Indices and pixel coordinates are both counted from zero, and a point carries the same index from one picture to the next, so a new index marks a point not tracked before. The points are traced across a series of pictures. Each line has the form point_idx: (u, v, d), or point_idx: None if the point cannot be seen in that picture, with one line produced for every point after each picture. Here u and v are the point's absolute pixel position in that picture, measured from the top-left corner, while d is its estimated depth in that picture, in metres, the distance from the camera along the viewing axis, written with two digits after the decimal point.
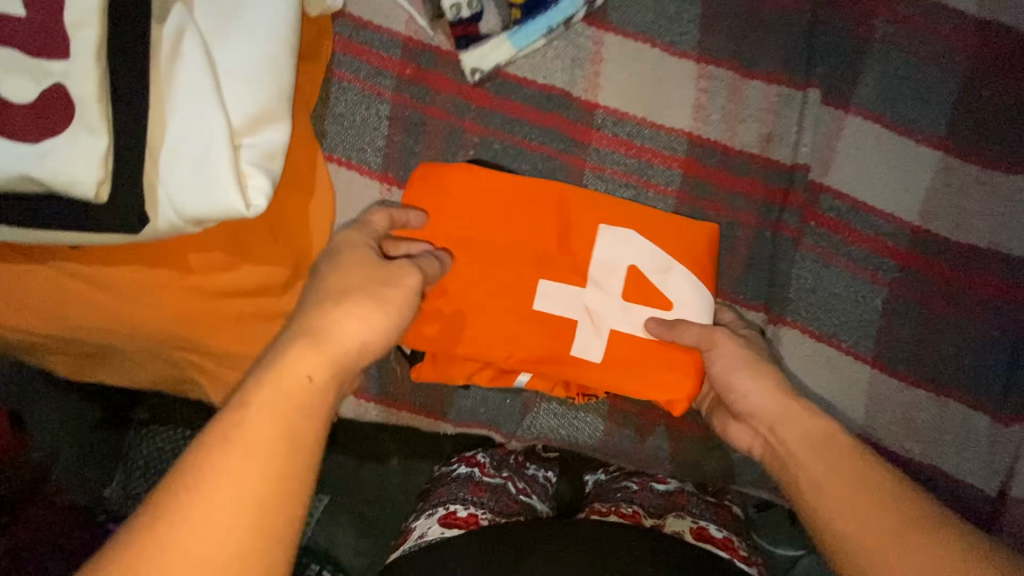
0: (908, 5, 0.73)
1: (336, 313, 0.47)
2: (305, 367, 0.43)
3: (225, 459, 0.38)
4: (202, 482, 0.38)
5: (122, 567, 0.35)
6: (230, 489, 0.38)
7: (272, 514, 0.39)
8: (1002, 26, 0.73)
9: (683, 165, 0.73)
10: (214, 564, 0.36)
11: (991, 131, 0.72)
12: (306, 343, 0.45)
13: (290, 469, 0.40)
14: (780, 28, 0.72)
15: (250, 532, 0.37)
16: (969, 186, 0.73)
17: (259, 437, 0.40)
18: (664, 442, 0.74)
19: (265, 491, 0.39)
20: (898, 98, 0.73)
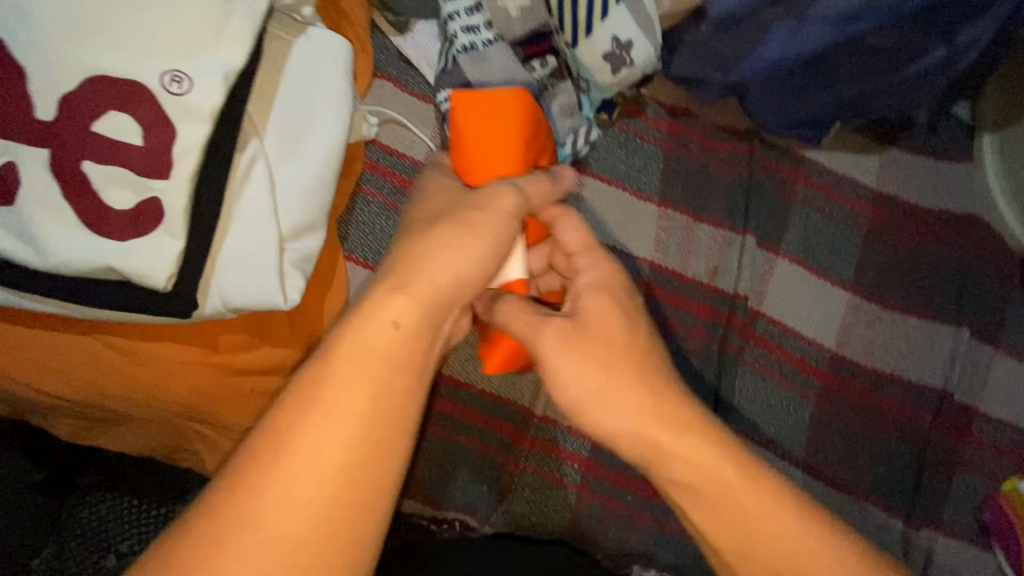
0: (822, 177, 0.94)
1: (425, 256, 0.52)
2: (391, 312, 0.50)
3: (319, 409, 0.46)
4: (297, 431, 0.45)
5: (227, 502, 0.43)
6: (321, 437, 0.45)
7: (362, 459, 0.45)
8: (892, 198, 0.94)
9: (645, 287, 0.88)
10: (311, 501, 0.43)
11: (889, 278, 0.91)
12: (395, 291, 0.50)
13: (376, 418, 0.47)
14: (723, 187, 0.92)
15: (342, 474, 0.44)
16: (874, 321, 0.89)
17: (341, 396, 0.46)
18: (624, 532, 0.82)
19: (355, 438, 0.45)
20: (816, 248, 0.91)
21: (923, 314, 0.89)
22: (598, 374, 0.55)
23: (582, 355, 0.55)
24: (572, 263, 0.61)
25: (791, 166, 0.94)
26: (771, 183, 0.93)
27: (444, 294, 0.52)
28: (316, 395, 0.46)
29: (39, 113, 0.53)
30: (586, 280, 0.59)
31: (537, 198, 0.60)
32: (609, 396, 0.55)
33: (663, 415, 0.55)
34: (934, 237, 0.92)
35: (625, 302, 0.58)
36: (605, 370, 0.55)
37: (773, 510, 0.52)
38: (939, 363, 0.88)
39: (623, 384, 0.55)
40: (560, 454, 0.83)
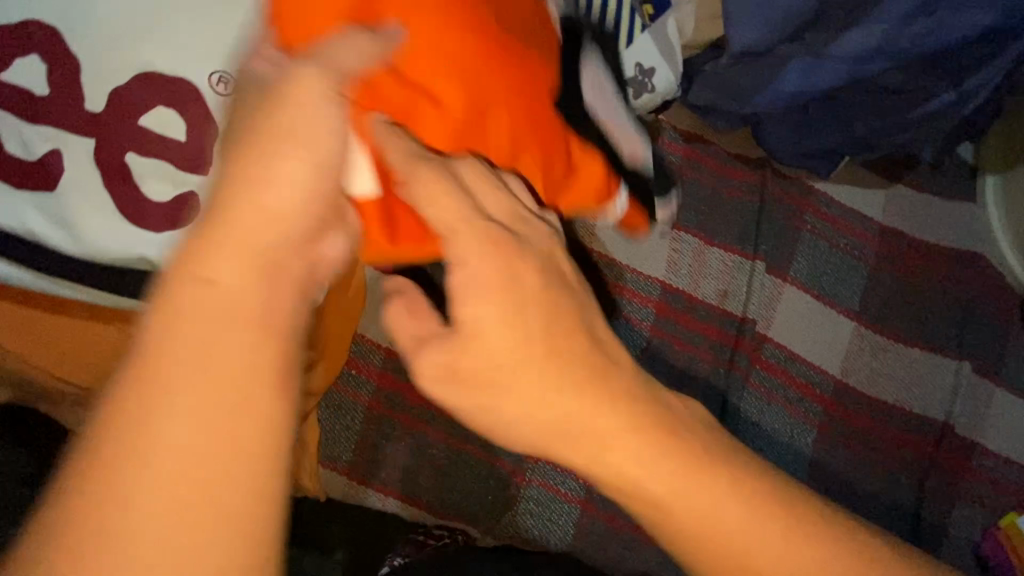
0: (830, 209, 0.97)
1: (267, 181, 0.35)
2: (211, 261, 0.33)
3: (134, 424, 0.29)
4: (109, 462, 0.29)
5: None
6: (145, 462, 0.29)
7: (222, 475, 0.30)
8: (897, 232, 0.97)
9: (656, 306, 0.89)
10: (157, 551, 0.28)
11: (894, 309, 0.93)
12: (216, 235, 0.34)
13: (232, 416, 0.31)
14: (733, 213, 0.94)
15: (194, 502, 0.29)
16: (878, 351, 0.91)
17: (166, 398, 0.30)
18: (625, 550, 0.82)
19: (202, 450, 0.30)
20: (823, 277, 0.93)
21: (924, 346, 0.91)
22: (518, 361, 0.41)
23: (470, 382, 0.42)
24: (444, 252, 0.42)
25: (800, 196, 0.97)
26: (781, 211, 0.95)
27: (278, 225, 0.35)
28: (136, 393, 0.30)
29: (88, 104, 0.54)
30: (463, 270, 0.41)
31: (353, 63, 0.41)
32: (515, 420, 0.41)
33: (575, 439, 0.41)
34: (937, 271, 0.95)
35: (514, 301, 0.41)
36: (506, 385, 0.41)
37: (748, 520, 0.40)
38: (940, 396, 0.89)
39: (536, 394, 0.40)
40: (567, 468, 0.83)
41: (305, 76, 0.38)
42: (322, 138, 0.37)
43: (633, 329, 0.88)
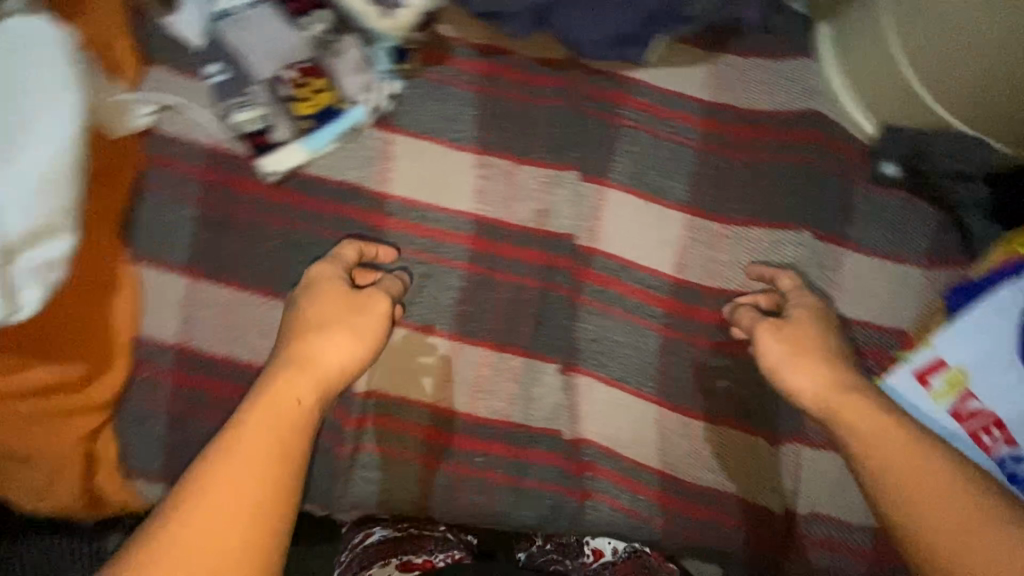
0: (650, 96, 0.89)
1: (321, 343, 0.69)
2: (299, 394, 0.65)
3: (232, 471, 0.58)
4: (211, 492, 0.56)
5: (149, 546, 0.54)
6: (228, 491, 0.57)
7: (274, 508, 0.58)
8: (727, 106, 0.89)
9: (470, 241, 0.83)
10: (228, 548, 0.54)
11: (730, 190, 0.86)
12: (295, 370, 0.66)
13: (283, 473, 0.60)
14: (546, 123, 0.87)
15: (253, 520, 0.56)
16: (715, 240, 0.84)
17: (257, 455, 0.59)
18: (478, 497, 0.82)
19: (262, 491, 0.58)
20: (647, 173, 0.86)
21: (766, 223, 0.85)
22: (793, 342, 0.73)
23: (785, 338, 0.74)
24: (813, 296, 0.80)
25: (617, 89, 0.89)
26: (597, 110, 0.88)
27: (334, 369, 0.68)
28: (239, 433, 0.61)
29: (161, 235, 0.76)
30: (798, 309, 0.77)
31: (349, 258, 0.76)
32: (791, 368, 0.72)
33: (836, 405, 0.69)
34: (775, 140, 0.88)
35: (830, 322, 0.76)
36: (797, 356, 0.72)
37: (946, 494, 0.60)
38: (788, 271, 0.83)
39: (810, 369, 0.71)
40: (401, 424, 0.81)
41: (321, 269, 0.74)
42: (361, 301, 0.72)
43: (445, 271, 0.82)
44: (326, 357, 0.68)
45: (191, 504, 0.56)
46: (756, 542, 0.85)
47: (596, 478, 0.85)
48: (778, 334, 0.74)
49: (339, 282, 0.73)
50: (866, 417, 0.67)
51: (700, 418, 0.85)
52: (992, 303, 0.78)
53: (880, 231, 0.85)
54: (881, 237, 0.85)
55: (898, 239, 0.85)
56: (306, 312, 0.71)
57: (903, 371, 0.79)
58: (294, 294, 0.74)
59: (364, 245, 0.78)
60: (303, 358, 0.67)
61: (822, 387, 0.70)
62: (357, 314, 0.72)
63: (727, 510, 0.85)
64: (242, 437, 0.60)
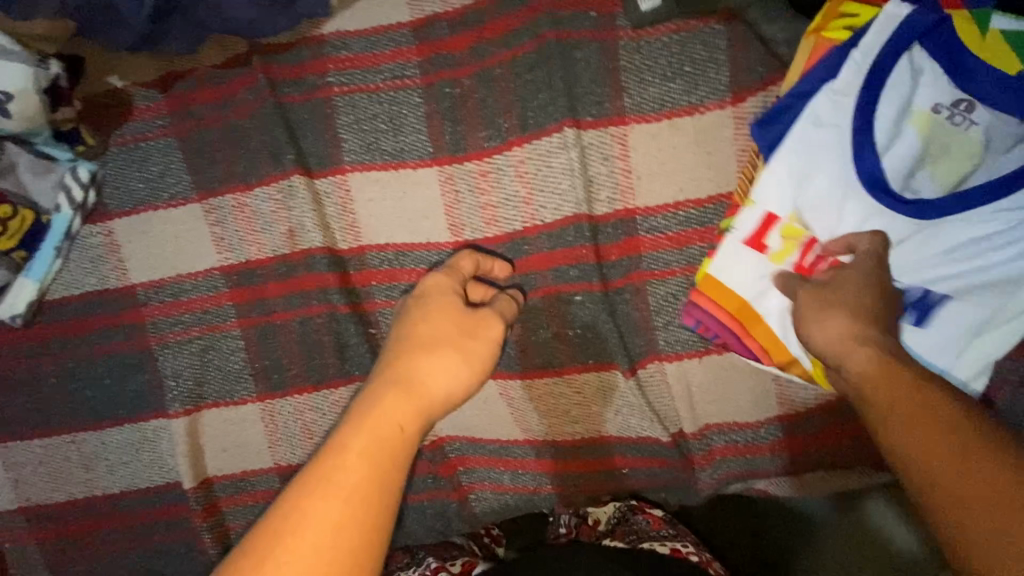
0: (351, 47, 0.74)
1: (427, 364, 0.55)
2: (399, 419, 0.50)
3: (326, 501, 0.44)
4: (305, 517, 0.43)
5: (232, 568, 0.42)
6: (319, 525, 0.43)
7: (359, 562, 0.43)
8: (436, 13, 0.72)
9: (233, 297, 0.76)
10: None
11: (472, 117, 0.71)
12: (398, 390, 0.52)
13: (376, 519, 0.45)
14: (254, 134, 0.76)
15: (341, 569, 0.42)
16: (476, 183, 0.72)
17: (354, 487, 0.45)
18: None
19: (355, 537, 0.43)
20: (378, 139, 0.73)
21: (522, 138, 0.70)
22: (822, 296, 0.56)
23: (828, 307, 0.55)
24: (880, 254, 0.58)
25: (313, 58, 0.75)
26: (303, 92, 0.75)
27: (443, 404, 0.55)
28: (339, 442, 0.47)
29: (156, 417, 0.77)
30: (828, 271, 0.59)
31: (469, 268, 0.67)
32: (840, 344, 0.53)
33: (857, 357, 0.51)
34: (504, 31, 0.70)
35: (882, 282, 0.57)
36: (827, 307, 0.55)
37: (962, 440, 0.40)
38: (568, 183, 0.69)
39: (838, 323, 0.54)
40: (255, 495, 0.79)
41: (433, 275, 0.65)
42: (474, 323, 0.60)
43: (222, 337, 0.76)
44: (433, 384, 0.54)
45: (286, 533, 0.42)
46: (656, 474, 0.76)
47: (471, 470, 0.80)
48: (822, 299, 0.56)
49: (454, 297, 0.62)
50: (903, 389, 0.47)
51: (547, 374, 0.74)
52: (801, 124, 0.60)
53: (664, 81, 0.67)
54: (668, 90, 0.67)
55: (688, 82, 0.66)
56: (414, 331, 0.58)
57: (728, 244, 0.63)
58: (406, 301, 0.63)
59: (480, 257, 0.69)
60: (409, 380, 0.54)
61: (874, 369, 0.49)
62: (469, 341, 0.59)
63: (615, 456, 0.76)
64: (345, 453, 0.46)
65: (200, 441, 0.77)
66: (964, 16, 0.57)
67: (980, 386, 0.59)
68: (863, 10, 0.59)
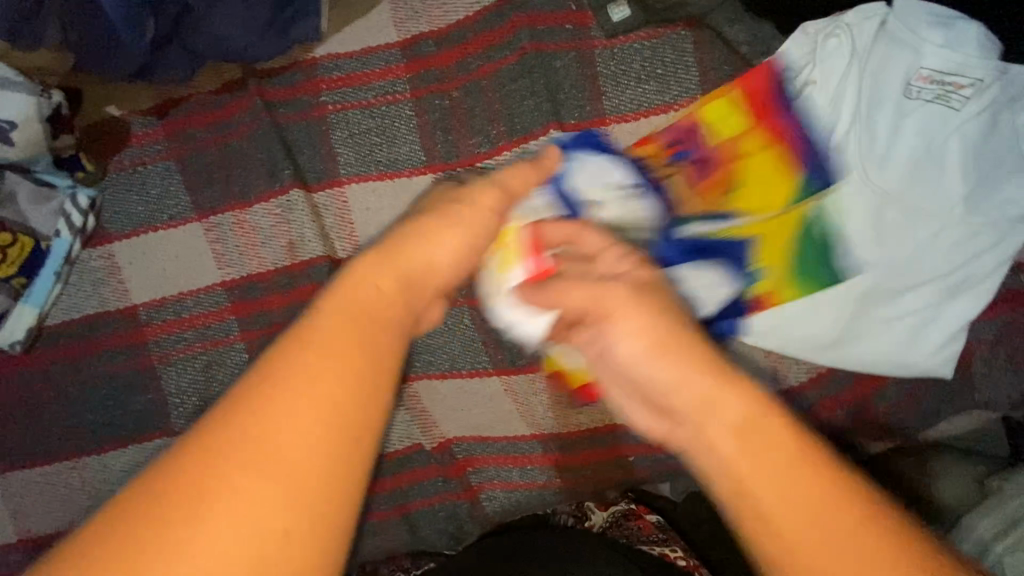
0: (341, 68, 0.78)
1: (416, 230, 0.42)
2: (376, 283, 0.37)
3: (291, 391, 0.31)
4: (263, 417, 0.30)
5: (148, 512, 0.28)
6: (283, 426, 0.30)
7: (347, 467, 0.31)
8: (422, 33, 0.77)
9: (235, 312, 0.78)
10: (261, 524, 0.28)
11: (462, 125, 0.75)
12: (375, 257, 0.39)
13: (365, 412, 0.32)
14: (252, 154, 0.79)
15: (320, 481, 0.30)
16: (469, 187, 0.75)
17: (326, 375, 0.32)
18: (376, 538, 0.82)
19: (333, 434, 0.31)
20: (372, 151, 0.77)
21: (511, 143, 0.74)
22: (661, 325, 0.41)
23: (633, 325, 0.42)
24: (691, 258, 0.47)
25: (306, 80, 0.79)
26: (297, 112, 0.79)
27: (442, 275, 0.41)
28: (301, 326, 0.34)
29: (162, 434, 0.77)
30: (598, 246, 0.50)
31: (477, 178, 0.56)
32: (670, 390, 0.39)
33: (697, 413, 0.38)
34: (487, 46, 0.75)
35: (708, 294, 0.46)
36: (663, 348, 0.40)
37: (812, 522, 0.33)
38: None
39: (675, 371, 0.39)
40: None
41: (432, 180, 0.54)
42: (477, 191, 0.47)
43: (225, 352, 0.77)
44: (426, 253, 0.41)
45: (230, 447, 0.29)
46: (660, 460, 0.77)
47: (479, 470, 0.81)
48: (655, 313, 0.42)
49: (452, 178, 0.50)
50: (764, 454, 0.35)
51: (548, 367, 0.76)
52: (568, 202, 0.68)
53: (639, 84, 0.72)
54: (644, 91, 0.72)
55: (661, 83, 0.72)
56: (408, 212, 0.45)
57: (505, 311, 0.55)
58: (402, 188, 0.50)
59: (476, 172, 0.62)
60: (394, 246, 0.40)
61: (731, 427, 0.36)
62: (471, 204, 0.45)
63: (621, 442, 0.77)
64: (311, 335, 0.33)
65: None
66: (862, 124, 0.67)
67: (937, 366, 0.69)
68: (732, 123, 0.70)
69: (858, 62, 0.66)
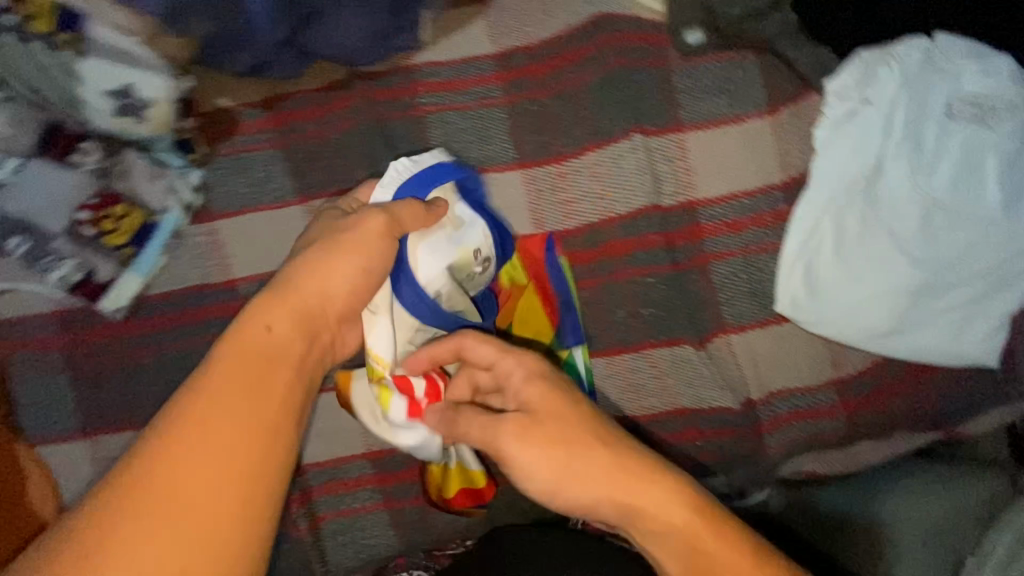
0: (440, 74, 0.87)
1: (314, 272, 0.57)
2: (272, 324, 0.53)
3: (179, 448, 0.44)
4: (173, 463, 0.43)
5: (112, 525, 0.41)
6: (182, 474, 0.43)
7: (271, 470, 0.46)
8: (515, 47, 0.86)
9: None
10: (219, 514, 0.43)
11: (550, 127, 0.83)
12: (274, 303, 0.54)
13: (265, 448, 0.46)
14: (353, 147, 0.86)
15: (232, 500, 0.44)
16: (556, 182, 0.82)
17: (231, 419, 0.46)
18: (453, 515, 0.81)
19: (258, 452, 0.46)
20: (467, 147, 0.84)
21: (596, 144, 0.82)
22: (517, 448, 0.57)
23: (538, 443, 0.56)
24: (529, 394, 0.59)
25: (406, 83, 0.87)
26: (396, 111, 0.86)
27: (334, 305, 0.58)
28: (190, 395, 0.46)
29: None
30: (509, 360, 0.61)
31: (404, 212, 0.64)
32: (569, 481, 0.56)
33: (571, 477, 0.56)
34: (575, 61, 0.84)
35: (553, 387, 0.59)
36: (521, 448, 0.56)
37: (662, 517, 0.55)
38: (636, 181, 0.81)
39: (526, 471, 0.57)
40: (347, 484, 0.80)
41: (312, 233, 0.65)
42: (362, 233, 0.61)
43: None
44: (336, 282, 0.58)
45: (139, 491, 0.42)
46: (727, 446, 0.82)
47: None
48: (540, 409, 0.58)
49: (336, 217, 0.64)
50: (616, 481, 0.55)
51: (623, 351, 0.82)
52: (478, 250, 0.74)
53: (712, 98, 0.81)
54: (716, 104, 0.81)
55: (732, 98, 0.81)
56: (286, 274, 0.57)
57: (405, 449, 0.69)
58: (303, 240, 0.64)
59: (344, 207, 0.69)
60: (294, 290, 0.56)
61: (590, 481, 0.56)
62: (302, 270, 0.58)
63: (693, 425, 0.81)
64: (194, 404, 0.46)
65: None
66: (917, 139, 0.76)
67: (988, 355, 0.77)
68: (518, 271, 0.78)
69: (907, 86, 0.76)
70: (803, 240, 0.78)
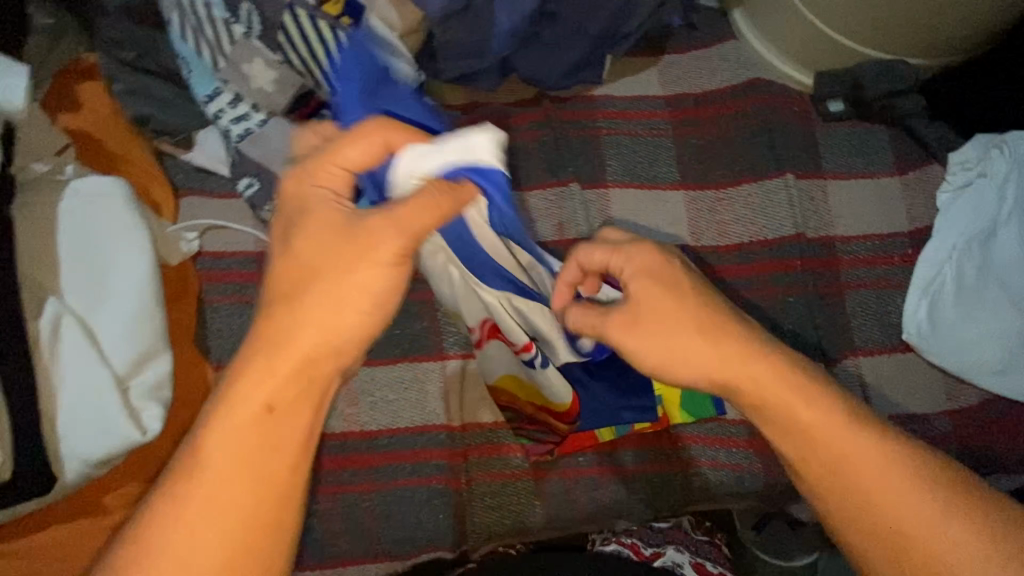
0: (617, 105, 1.01)
1: (298, 321, 0.52)
2: (254, 396, 0.51)
3: (187, 504, 0.49)
4: (178, 520, 0.49)
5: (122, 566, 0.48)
6: (188, 526, 0.49)
7: (268, 527, 0.50)
8: (683, 93, 1.01)
9: None
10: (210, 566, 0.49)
11: (710, 160, 0.98)
12: (262, 359, 0.52)
13: (270, 505, 0.51)
14: (537, 152, 0.98)
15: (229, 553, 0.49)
16: (713, 205, 0.96)
17: (218, 483, 0.50)
18: (594, 494, 0.86)
19: (258, 511, 0.50)
20: (636, 167, 0.98)
21: (752, 178, 0.96)
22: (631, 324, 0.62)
23: (643, 334, 0.61)
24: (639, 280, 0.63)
25: (587, 108, 1.01)
26: (577, 128, 0.99)
27: (330, 359, 0.53)
28: (196, 450, 0.50)
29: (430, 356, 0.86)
30: (636, 250, 0.64)
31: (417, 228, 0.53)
32: (677, 364, 0.61)
33: (681, 363, 0.61)
34: (735, 111, 1.00)
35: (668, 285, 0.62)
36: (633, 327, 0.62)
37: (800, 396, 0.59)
38: (786, 212, 0.94)
39: (645, 345, 0.61)
40: (501, 448, 0.85)
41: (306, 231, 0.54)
42: (370, 275, 0.53)
43: None
44: (334, 333, 0.53)
45: (152, 540, 0.48)
46: None
47: (691, 447, 0.89)
48: (653, 301, 0.62)
49: (341, 213, 0.54)
50: (737, 366, 0.60)
51: None
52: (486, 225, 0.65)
53: (850, 156, 0.97)
54: (853, 162, 0.97)
55: (865, 158, 0.97)
56: (273, 316, 0.53)
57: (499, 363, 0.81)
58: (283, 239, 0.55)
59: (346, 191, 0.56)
60: (281, 340, 0.52)
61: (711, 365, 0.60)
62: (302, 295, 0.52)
63: None
64: (202, 466, 0.50)
65: (467, 385, 0.85)
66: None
67: None
68: None
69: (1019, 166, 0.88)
70: (922, 283, 0.91)
